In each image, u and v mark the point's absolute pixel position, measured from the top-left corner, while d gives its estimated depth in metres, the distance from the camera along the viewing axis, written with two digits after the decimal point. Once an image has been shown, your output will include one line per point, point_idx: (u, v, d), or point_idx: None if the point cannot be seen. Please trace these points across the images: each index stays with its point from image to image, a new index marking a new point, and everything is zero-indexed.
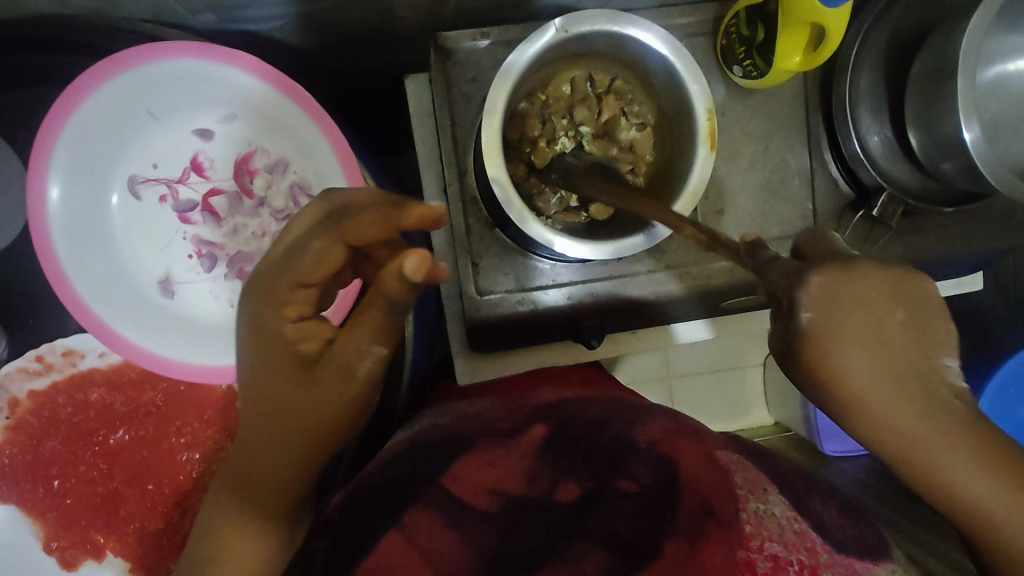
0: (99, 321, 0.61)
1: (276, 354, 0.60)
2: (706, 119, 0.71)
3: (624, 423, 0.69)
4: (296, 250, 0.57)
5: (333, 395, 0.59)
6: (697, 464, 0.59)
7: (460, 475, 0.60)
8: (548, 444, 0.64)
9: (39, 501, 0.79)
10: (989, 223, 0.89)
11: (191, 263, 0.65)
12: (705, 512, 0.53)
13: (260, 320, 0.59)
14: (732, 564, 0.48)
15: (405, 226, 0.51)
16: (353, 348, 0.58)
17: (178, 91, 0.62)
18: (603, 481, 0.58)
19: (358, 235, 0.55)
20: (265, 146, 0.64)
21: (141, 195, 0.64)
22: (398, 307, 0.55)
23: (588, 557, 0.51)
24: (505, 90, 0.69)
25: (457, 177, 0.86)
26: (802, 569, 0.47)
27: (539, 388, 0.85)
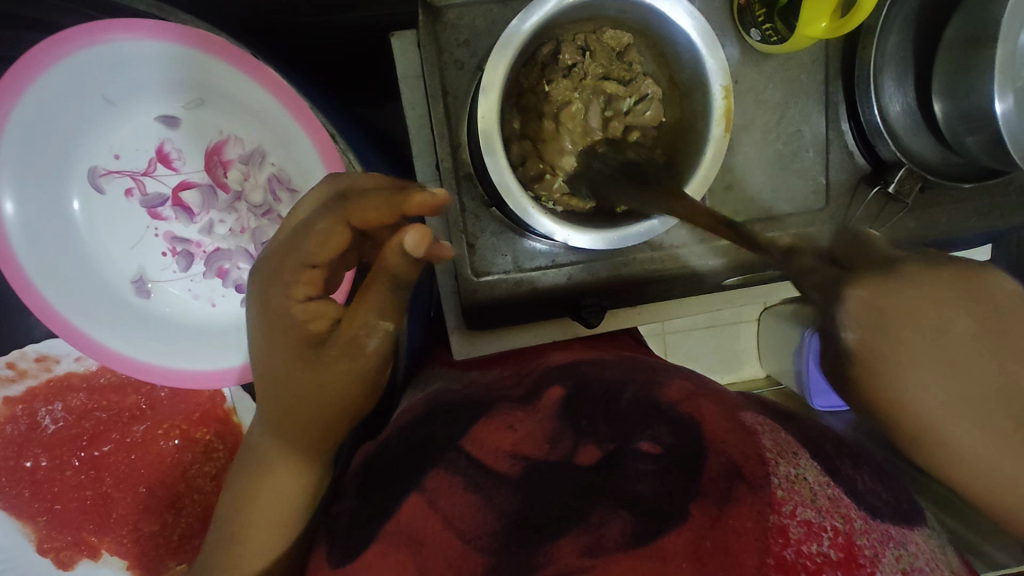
0: (69, 327, 0.58)
1: (283, 335, 0.55)
2: (721, 96, 0.67)
3: (644, 385, 0.65)
4: (301, 228, 0.53)
5: (347, 374, 0.57)
6: (722, 426, 0.55)
7: (479, 440, 0.58)
8: (567, 405, 0.61)
9: (28, 504, 0.78)
10: (1008, 197, 0.86)
11: (166, 261, 0.61)
12: (734, 472, 0.49)
13: (267, 300, 0.55)
14: (764, 530, 0.45)
15: (409, 212, 0.50)
16: (361, 324, 0.55)
17: (138, 74, 0.56)
18: (625, 441, 0.54)
19: (362, 217, 0.52)
20: (238, 134, 0.59)
21: (104, 190, 0.59)
22: (402, 286, 0.54)
23: (611, 520, 0.48)
24: (504, 62, 0.64)
25: (450, 151, 0.80)
26: (836, 534, 0.45)
27: (548, 353, 0.83)
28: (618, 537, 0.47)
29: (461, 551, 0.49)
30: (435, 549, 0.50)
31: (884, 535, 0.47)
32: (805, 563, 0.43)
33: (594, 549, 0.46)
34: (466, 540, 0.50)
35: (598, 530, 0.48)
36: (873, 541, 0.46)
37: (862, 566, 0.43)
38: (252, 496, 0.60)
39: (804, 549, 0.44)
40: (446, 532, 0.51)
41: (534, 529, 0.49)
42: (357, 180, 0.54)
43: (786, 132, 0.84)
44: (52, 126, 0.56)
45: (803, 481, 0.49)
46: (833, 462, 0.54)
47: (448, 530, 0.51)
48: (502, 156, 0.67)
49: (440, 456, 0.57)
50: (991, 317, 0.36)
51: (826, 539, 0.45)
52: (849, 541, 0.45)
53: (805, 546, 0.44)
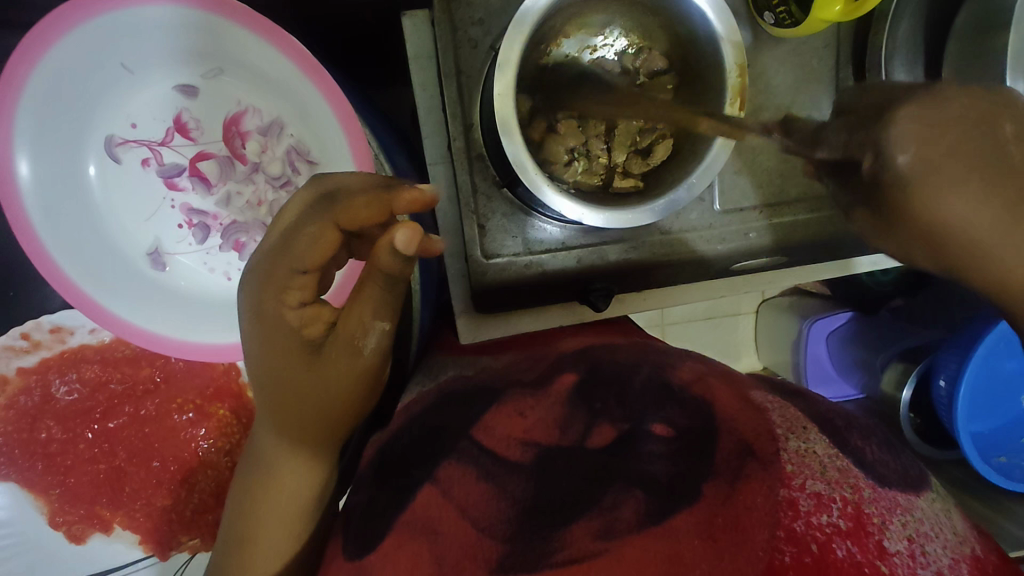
0: (85, 299, 0.57)
1: (279, 342, 0.55)
2: (736, 76, 0.67)
3: (656, 367, 0.65)
4: (290, 233, 0.53)
5: (346, 376, 0.57)
6: (736, 406, 0.55)
7: (491, 427, 0.57)
8: (579, 391, 0.60)
9: (40, 478, 0.78)
10: None
11: (182, 233, 0.61)
12: (746, 450, 0.48)
13: (260, 309, 0.55)
14: (774, 504, 0.44)
15: (398, 210, 0.49)
16: (355, 325, 0.55)
17: (157, 41, 0.56)
18: (638, 423, 0.54)
19: (351, 218, 0.51)
20: (256, 104, 0.58)
21: (120, 161, 0.59)
22: (395, 282, 0.53)
23: (624, 502, 0.47)
24: (521, 39, 0.64)
25: (462, 132, 0.80)
26: (846, 504, 0.45)
27: (559, 339, 0.83)
28: (631, 517, 0.46)
29: (477, 539, 0.48)
30: (450, 539, 0.48)
31: (894, 502, 0.47)
32: (815, 535, 0.43)
33: (607, 531, 0.45)
34: (480, 528, 0.48)
35: (611, 513, 0.46)
36: (881, 509, 0.46)
37: (871, 535, 0.44)
38: (261, 493, 0.60)
39: (814, 520, 0.44)
40: (460, 521, 0.49)
41: (547, 515, 0.48)
42: (345, 181, 0.53)
43: (796, 116, 0.84)
44: (70, 93, 0.55)
45: (806, 454, 0.48)
46: (843, 436, 0.54)
47: (464, 519, 0.49)
48: (519, 142, 0.67)
49: (452, 446, 0.55)
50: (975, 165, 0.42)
51: (836, 509, 0.44)
52: (857, 510, 0.45)
53: (814, 517, 0.44)
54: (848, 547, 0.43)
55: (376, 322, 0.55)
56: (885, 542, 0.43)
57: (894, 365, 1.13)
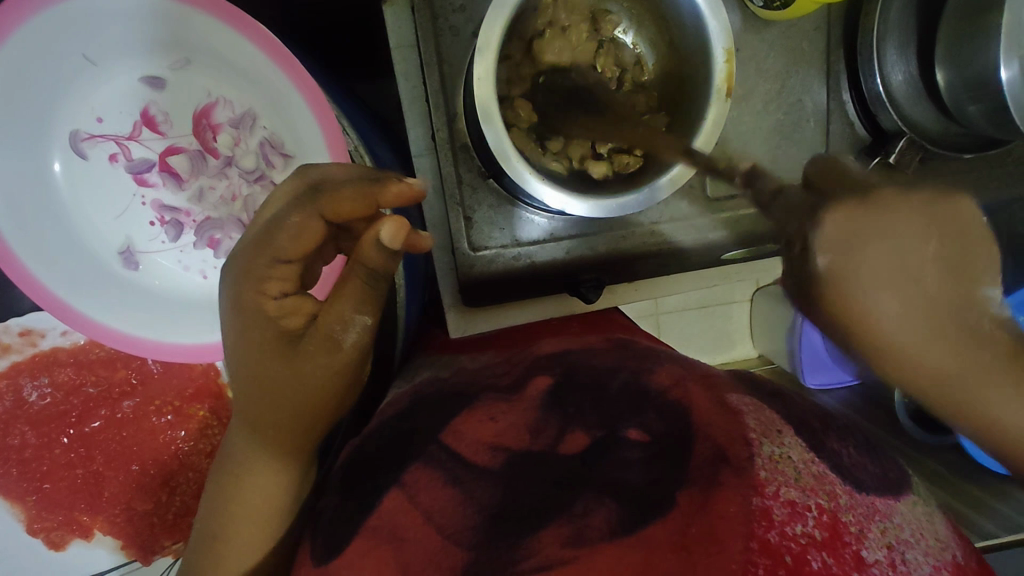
0: (53, 299, 0.56)
1: (257, 333, 0.54)
2: (724, 60, 0.65)
3: (637, 370, 0.64)
4: (269, 225, 0.51)
5: (325, 369, 0.55)
6: (709, 406, 0.54)
7: (461, 432, 0.56)
8: (552, 396, 0.60)
9: (16, 484, 0.76)
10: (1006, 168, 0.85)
11: (155, 230, 0.59)
12: (719, 457, 0.48)
13: (238, 300, 0.53)
14: (748, 514, 0.43)
15: (385, 205, 0.51)
16: (335, 316, 0.54)
17: (120, 29, 0.54)
18: (613, 429, 0.54)
19: (337, 209, 0.50)
20: (227, 95, 0.56)
21: (87, 157, 0.57)
22: (379, 279, 0.52)
23: (595, 510, 0.46)
24: (500, 22, 0.62)
25: (446, 122, 0.78)
26: (821, 513, 0.44)
27: (544, 339, 0.81)
28: (603, 525, 0.45)
29: (443, 546, 0.46)
30: (416, 543, 0.47)
31: (870, 510, 0.46)
32: (789, 545, 0.42)
33: (576, 539, 0.44)
34: (446, 534, 0.47)
35: (581, 520, 0.45)
36: (858, 517, 0.45)
37: (847, 545, 0.43)
38: (234, 497, 0.59)
39: (788, 530, 0.42)
40: (426, 528, 0.48)
41: (515, 521, 0.47)
42: (328, 172, 0.52)
43: (784, 103, 0.82)
44: (29, 84, 0.53)
45: (780, 460, 0.48)
46: (821, 439, 0.54)
47: (428, 525, 0.48)
48: (500, 126, 0.65)
49: (421, 450, 0.55)
50: (951, 238, 0.38)
51: (810, 518, 0.43)
52: (833, 519, 0.44)
53: (788, 527, 0.43)
54: (824, 558, 0.41)
55: (354, 315, 0.54)
56: (863, 551, 0.42)
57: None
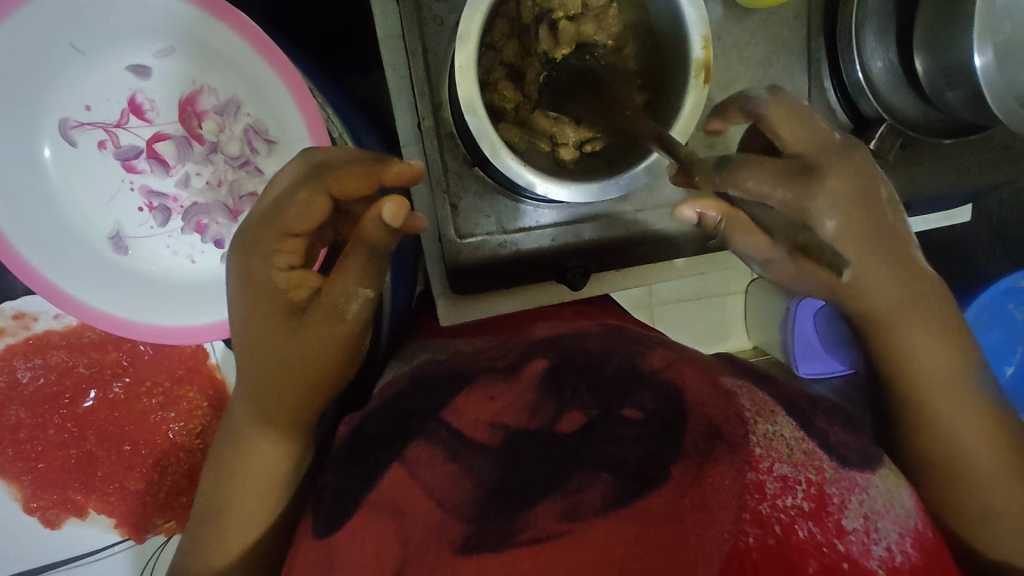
0: (42, 280, 0.57)
1: (266, 303, 0.55)
2: (701, 47, 0.67)
3: (627, 356, 0.64)
4: (279, 200, 0.53)
5: (330, 340, 0.57)
6: (704, 391, 0.54)
7: (460, 410, 0.56)
8: (549, 376, 0.59)
9: (12, 464, 0.78)
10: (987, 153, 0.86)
11: (143, 216, 0.61)
12: (714, 434, 0.47)
13: (248, 270, 0.54)
14: (741, 487, 0.44)
15: (387, 182, 0.52)
16: (339, 289, 0.55)
17: (107, 19, 0.55)
18: (609, 409, 0.53)
19: (342, 186, 0.52)
20: (211, 83, 0.58)
21: (76, 142, 0.58)
22: (378, 252, 0.53)
23: (590, 487, 0.45)
24: (480, 11, 0.63)
25: (432, 110, 0.80)
26: (810, 486, 0.46)
27: (535, 323, 0.83)
28: (597, 501, 0.44)
29: (442, 517, 0.47)
30: (416, 517, 0.48)
31: (853, 482, 0.48)
32: (779, 517, 0.43)
33: (571, 513, 0.44)
34: (446, 508, 0.48)
35: (576, 495, 0.45)
36: (841, 489, 0.47)
37: (831, 514, 0.45)
38: (237, 467, 0.60)
39: (779, 503, 0.44)
40: (427, 501, 0.48)
41: (514, 494, 0.47)
42: (331, 154, 0.54)
43: (768, 90, 0.83)
44: (18, 69, 0.54)
45: (773, 434, 0.49)
46: (807, 417, 0.55)
47: (431, 499, 0.49)
48: (483, 116, 0.67)
49: (422, 427, 0.55)
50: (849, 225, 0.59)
51: (800, 491, 0.45)
52: (819, 492, 0.45)
53: (779, 499, 0.44)
54: (810, 529, 0.43)
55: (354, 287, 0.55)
56: (844, 521, 0.45)
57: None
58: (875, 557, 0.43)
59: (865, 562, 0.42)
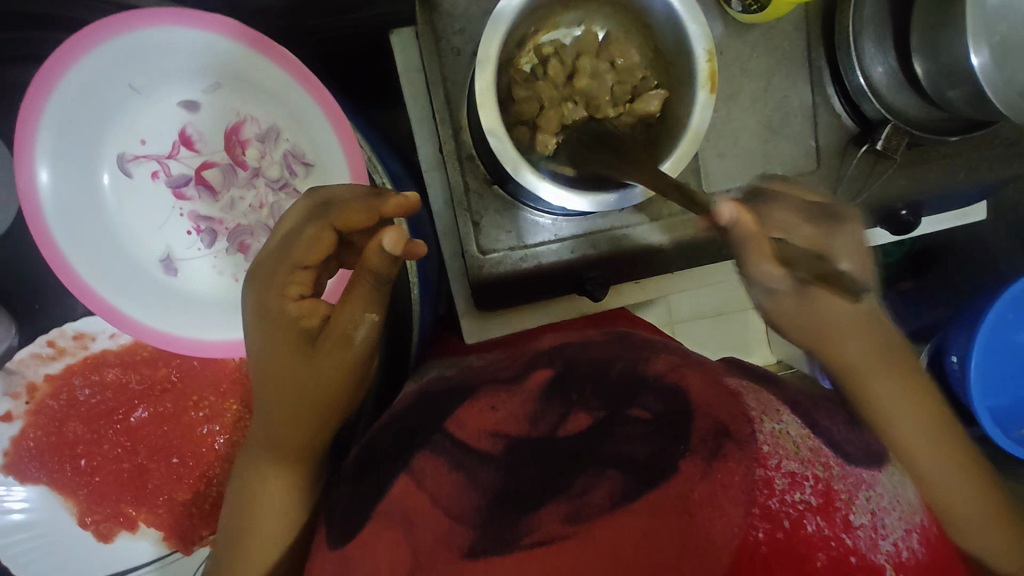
0: (102, 301, 0.62)
1: (280, 332, 0.58)
2: (706, 60, 0.70)
3: (630, 361, 0.60)
4: (291, 234, 0.57)
5: (340, 365, 0.59)
6: (708, 391, 0.53)
7: (462, 420, 0.56)
8: (551, 387, 0.57)
9: (69, 479, 0.81)
10: (995, 149, 0.88)
11: (192, 239, 0.65)
12: (721, 432, 0.48)
13: (262, 302, 0.58)
14: (750, 483, 0.45)
15: (386, 215, 0.54)
16: (347, 317, 0.57)
17: (160, 62, 0.61)
18: (616, 409, 0.53)
19: (345, 221, 0.55)
20: (254, 114, 0.63)
21: (132, 174, 0.63)
22: (384, 281, 0.56)
23: (597, 486, 0.48)
24: (497, 38, 0.68)
25: (452, 134, 0.84)
26: (817, 482, 0.47)
27: (541, 336, 0.85)
28: (606, 499, 0.47)
29: (448, 526, 0.49)
30: (424, 530, 0.49)
31: (859, 478, 0.49)
32: (788, 512, 0.45)
33: (576, 515, 0.47)
34: (452, 516, 0.50)
35: (580, 498, 0.47)
36: (848, 485, 0.47)
37: (838, 510, 0.46)
38: (256, 493, 0.62)
39: (787, 498, 0.45)
40: (432, 509, 0.50)
41: (518, 501, 0.49)
42: (335, 192, 0.57)
43: (771, 100, 0.87)
44: (83, 109, 0.60)
45: (778, 429, 0.49)
46: (811, 416, 0.54)
47: (436, 507, 0.50)
48: (504, 137, 0.71)
49: (427, 437, 0.55)
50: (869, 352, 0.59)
51: (808, 487, 0.46)
52: (827, 487, 0.46)
53: (788, 495, 0.45)
54: (817, 522, 0.45)
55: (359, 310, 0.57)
56: (851, 517, 0.46)
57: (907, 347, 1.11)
58: (883, 551, 0.45)
59: (872, 556, 0.44)
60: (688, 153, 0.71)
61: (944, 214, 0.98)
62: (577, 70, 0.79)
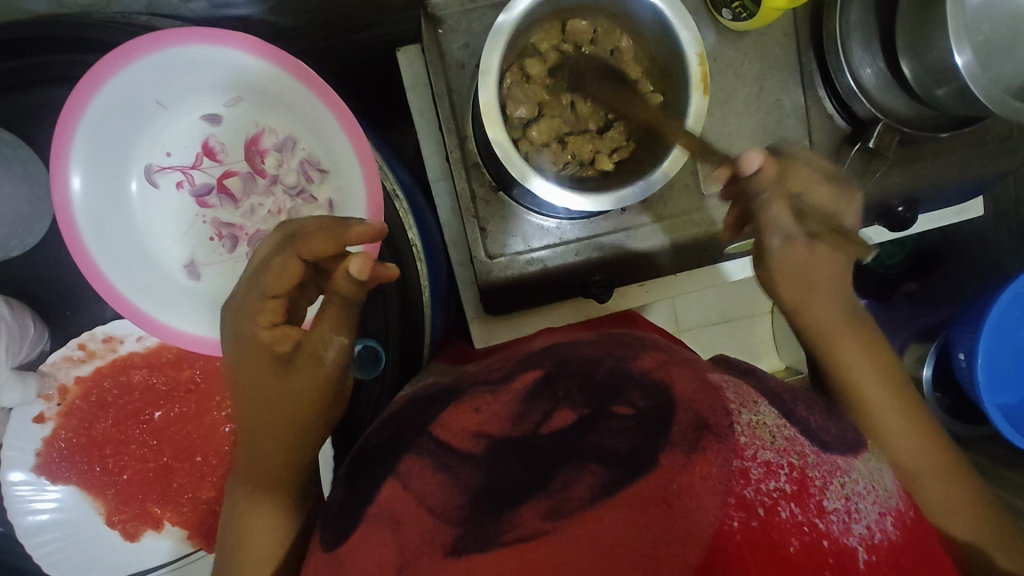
0: (130, 304, 0.64)
1: (251, 357, 0.60)
2: (698, 64, 0.74)
3: (620, 357, 0.59)
4: (261, 266, 0.59)
5: (312, 385, 0.60)
6: (692, 387, 0.52)
7: (448, 422, 0.55)
8: (540, 383, 0.56)
9: (97, 479, 0.84)
10: (986, 145, 0.90)
11: (213, 244, 0.69)
12: (701, 424, 0.47)
13: (237, 329, 0.60)
14: (727, 474, 0.44)
15: (350, 242, 0.56)
16: (317, 338, 0.58)
17: (185, 79, 0.65)
18: (600, 406, 0.51)
19: (312, 250, 0.57)
20: (273, 126, 0.67)
21: (158, 184, 0.68)
22: (352, 304, 0.58)
23: (581, 479, 0.46)
24: (498, 49, 0.72)
25: (459, 144, 0.88)
26: (792, 470, 0.46)
27: (536, 338, 0.87)
28: (585, 494, 0.45)
29: (435, 523, 0.47)
30: (411, 527, 0.48)
31: (833, 466, 0.48)
32: (763, 499, 0.44)
33: (557, 511, 0.45)
34: (436, 515, 0.48)
35: (561, 494, 0.46)
36: (823, 472, 0.47)
37: (812, 496, 0.45)
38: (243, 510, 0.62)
39: (763, 486, 0.44)
40: (418, 509, 0.49)
41: (500, 497, 0.47)
42: (305, 222, 0.60)
43: (764, 106, 0.90)
44: (115, 123, 0.64)
45: (756, 421, 0.49)
46: (787, 406, 0.55)
47: (421, 507, 0.49)
48: (509, 144, 0.74)
49: (412, 441, 0.54)
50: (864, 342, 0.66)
51: (782, 475, 0.45)
52: (802, 475, 0.46)
53: (763, 483, 0.44)
54: (791, 509, 0.44)
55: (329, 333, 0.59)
56: (825, 501, 0.45)
57: (913, 346, 1.12)
58: (855, 535, 0.44)
59: (846, 540, 0.44)
60: (684, 155, 0.74)
61: (940, 211, 1.00)
62: (575, 76, 0.81)
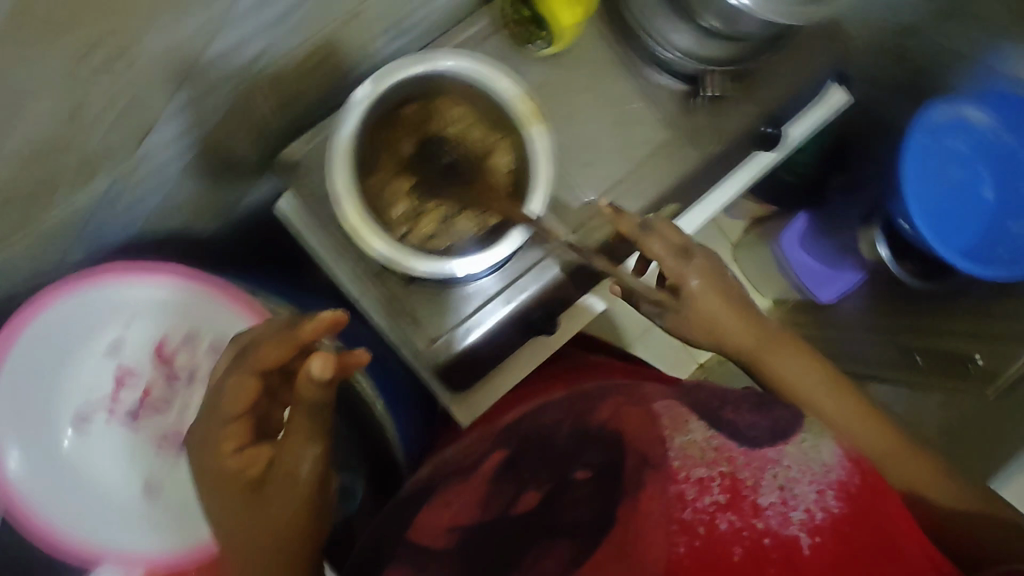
0: (98, 544, 0.73)
1: (223, 496, 0.59)
2: (523, 103, 0.81)
3: (578, 412, 0.57)
4: (215, 394, 0.60)
5: (294, 499, 0.59)
6: (645, 431, 0.51)
7: (424, 522, 0.55)
8: (506, 464, 0.55)
9: None
10: (809, 45, 0.97)
11: (151, 457, 0.76)
12: (640, 465, 0.48)
13: (199, 466, 0.59)
14: (665, 505, 0.46)
15: (305, 338, 0.58)
16: (292, 454, 0.58)
17: (73, 328, 0.72)
18: (562, 476, 0.51)
19: (265, 362, 0.59)
20: (169, 330, 0.77)
21: (131, 400, 0.76)
22: (321, 408, 0.58)
23: (550, 555, 0.47)
24: (343, 166, 0.78)
25: (358, 258, 0.92)
26: (723, 478, 0.47)
27: (511, 408, 0.87)
28: (559, 565, 0.46)
29: None
30: None
31: (765, 462, 0.48)
32: (701, 518, 0.45)
33: None
34: None
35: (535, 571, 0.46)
36: (754, 469, 0.47)
37: (746, 499, 0.46)
38: None
39: (698, 505, 0.46)
40: None
41: None
42: (255, 335, 0.62)
43: (613, 100, 0.96)
44: (23, 397, 0.71)
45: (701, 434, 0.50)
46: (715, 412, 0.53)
47: None
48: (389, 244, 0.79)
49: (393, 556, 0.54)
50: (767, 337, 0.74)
51: (715, 486, 0.46)
52: (732, 480, 0.47)
53: (699, 502, 0.46)
54: (729, 519, 0.45)
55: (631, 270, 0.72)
56: (759, 500, 0.46)
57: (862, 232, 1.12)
58: (795, 523, 0.45)
59: (787, 531, 0.45)
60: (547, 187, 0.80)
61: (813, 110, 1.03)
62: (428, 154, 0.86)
